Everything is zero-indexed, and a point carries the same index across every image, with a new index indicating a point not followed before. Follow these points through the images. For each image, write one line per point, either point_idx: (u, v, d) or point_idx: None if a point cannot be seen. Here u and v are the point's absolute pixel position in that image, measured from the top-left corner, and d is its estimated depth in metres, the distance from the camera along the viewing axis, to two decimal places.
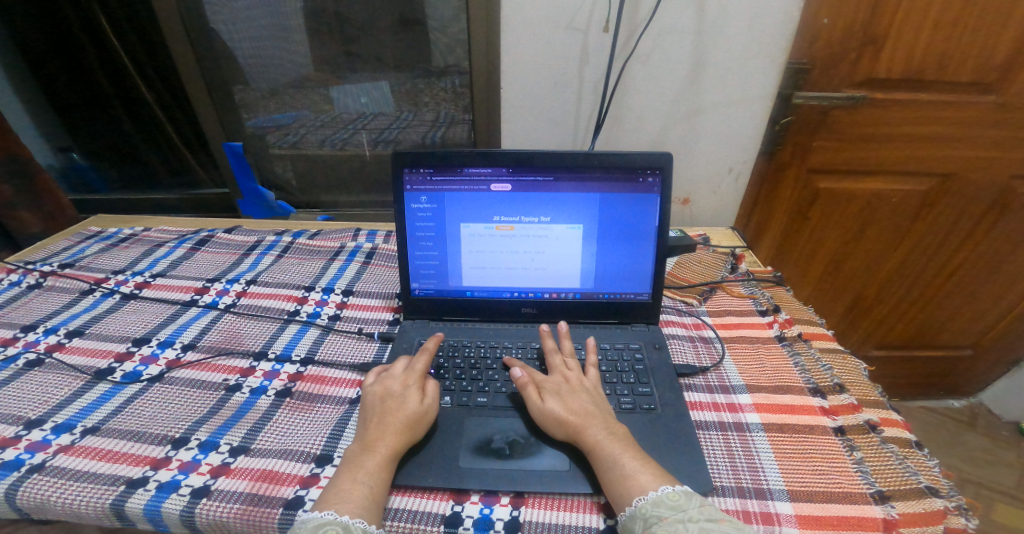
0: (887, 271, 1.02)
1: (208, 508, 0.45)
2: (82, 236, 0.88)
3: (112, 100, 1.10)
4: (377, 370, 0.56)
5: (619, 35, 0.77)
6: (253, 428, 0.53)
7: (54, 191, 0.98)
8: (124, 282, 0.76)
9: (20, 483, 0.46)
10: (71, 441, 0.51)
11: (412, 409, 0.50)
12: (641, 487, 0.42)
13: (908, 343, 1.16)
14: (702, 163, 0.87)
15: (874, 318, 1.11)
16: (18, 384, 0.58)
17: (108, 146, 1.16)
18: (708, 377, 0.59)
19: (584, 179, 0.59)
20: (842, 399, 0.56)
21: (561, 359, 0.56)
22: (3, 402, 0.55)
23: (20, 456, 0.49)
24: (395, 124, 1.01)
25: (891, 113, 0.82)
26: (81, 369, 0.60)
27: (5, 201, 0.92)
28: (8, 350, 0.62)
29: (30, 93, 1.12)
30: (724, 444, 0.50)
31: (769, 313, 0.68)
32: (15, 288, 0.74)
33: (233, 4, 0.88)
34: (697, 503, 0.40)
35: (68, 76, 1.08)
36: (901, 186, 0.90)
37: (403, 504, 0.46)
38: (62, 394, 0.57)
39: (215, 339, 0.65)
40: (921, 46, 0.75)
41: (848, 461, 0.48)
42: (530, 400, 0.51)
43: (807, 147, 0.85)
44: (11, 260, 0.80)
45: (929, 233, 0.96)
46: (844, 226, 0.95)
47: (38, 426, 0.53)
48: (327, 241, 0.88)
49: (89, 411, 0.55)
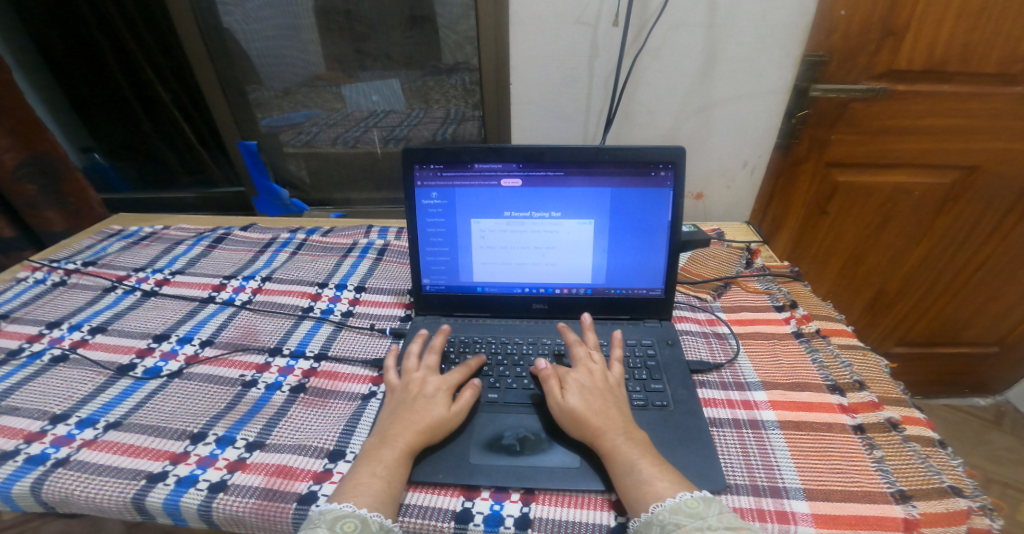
0: (909, 266, 0.99)
1: (225, 502, 0.46)
2: (104, 235, 0.89)
3: (131, 99, 1.13)
4: (394, 354, 0.58)
5: (629, 29, 0.77)
6: (268, 423, 0.54)
7: (83, 191, 1.00)
8: (145, 279, 0.77)
9: (45, 477, 0.47)
10: (94, 436, 0.52)
11: (439, 415, 0.49)
12: (657, 494, 0.42)
13: (931, 339, 1.14)
14: (716, 158, 0.87)
15: (895, 313, 1.08)
16: (44, 380, 0.59)
17: (127, 146, 1.19)
18: (722, 374, 0.58)
19: (595, 175, 0.58)
20: (862, 397, 0.54)
21: (586, 351, 0.56)
22: (29, 398, 0.56)
23: (46, 450, 0.50)
24: (406, 121, 1.02)
25: (914, 105, 0.79)
26: (103, 365, 0.61)
27: (31, 201, 0.94)
28: (33, 346, 0.64)
29: (54, 95, 1.16)
30: (739, 441, 0.50)
31: (786, 309, 0.67)
32: (40, 285, 0.75)
33: (246, 3, 0.89)
34: (716, 511, 0.40)
35: (92, 78, 1.12)
36: (925, 179, 0.87)
37: (417, 500, 0.47)
38: (86, 389, 0.58)
39: (232, 335, 0.66)
40: (944, 38, 0.73)
41: (868, 460, 0.48)
42: (551, 395, 0.50)
43: (824, 140, 0.83)
44: (37, 258, 0.82)
45: (953, 226, 0.93)
46: (864, 220, 0.93)
47: (63, 421, 0.54)
48: (340, 237, 0.88)
49: (112, 406, 0.56)
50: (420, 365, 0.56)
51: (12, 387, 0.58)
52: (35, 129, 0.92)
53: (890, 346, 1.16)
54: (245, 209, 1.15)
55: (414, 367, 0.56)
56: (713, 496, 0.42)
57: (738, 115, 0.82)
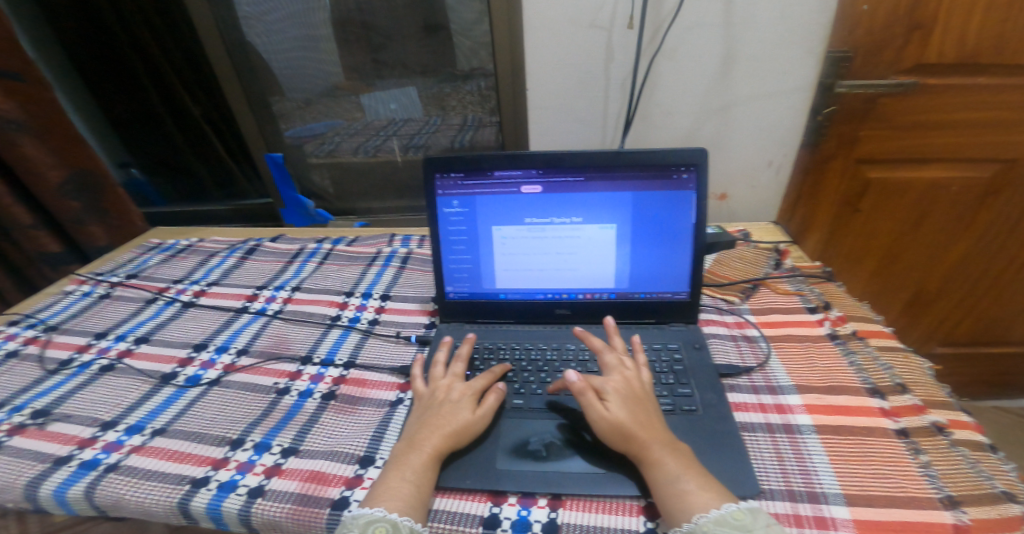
0: (950, 265, 0.95)
1: (264, 507, 0.46)
2: (144, 248, 0.92)
3: (163, 114, 1.17)
4: (422, 362, 0.59)
5: (644, 32, 0.77)
6: (301, 430, 0.55)
7: (125, 206, 1.03)
8: (183, 291, 0.79)
9: (98, 482, 0.49)
10: (142, 442, 0.53)
11: (464, 418, 0.50)
12: (701, 505, 0.41)
13: (974, 339, 1.09)
14: (739, 158, 0.86)
15: (936, 314, 1.04)
16: (93, 388, 0.61)
17: (161, 161, 1.23)
18: (753, 377, 0.57)
19: (616, 179, 0.58)
20: (905, 400, 0.53)
21: (615, 357, 0.54)
22: (81, 405, 0.58)
23: (98, 456, 0.52)
24: (424, 128, 1.03)
25: (945, 98, 0.77)
26: (149, 374, 0.63)
27: (75, 216, 0.97)
28: (82, 356, 0.66)
29: (91, 112, 1.19)
30: (772, 446, 0.49)
31: (819, 310, 0.66)
32: (87, 298, 0.78)
33: (266, 17, 0.91)
34: (763, 523, 0.40)
35: (124, 95, 1.15)
36: (961, 173, 0.85)
37: (444, 505, 0.46)
38: (133, 397, 0.60)
39: (266, 344, 0.67)
40: (974, 28, 0.71)
41: (913, 465, 0.46)
42: (591, 408, 0.48)
43: (852, 137, 0.81)
44: (84, 271, 0.85)
45: (994, 221, 0.90)
46: (900, 219, 0.90)
47: (113, 428, 0.55)
48: (364, 246, 0.89)
49: (157, 413, 0.57)
50: (446, 373, 0.56)
51: (63, 395, 0.60)
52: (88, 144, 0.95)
53: (932, 349, 1.12)
54: (274, 219, 1.19)
55: (441, 375, 0.56)
56: (758, 507, 0.41)
57: (760, 114, 0.81)
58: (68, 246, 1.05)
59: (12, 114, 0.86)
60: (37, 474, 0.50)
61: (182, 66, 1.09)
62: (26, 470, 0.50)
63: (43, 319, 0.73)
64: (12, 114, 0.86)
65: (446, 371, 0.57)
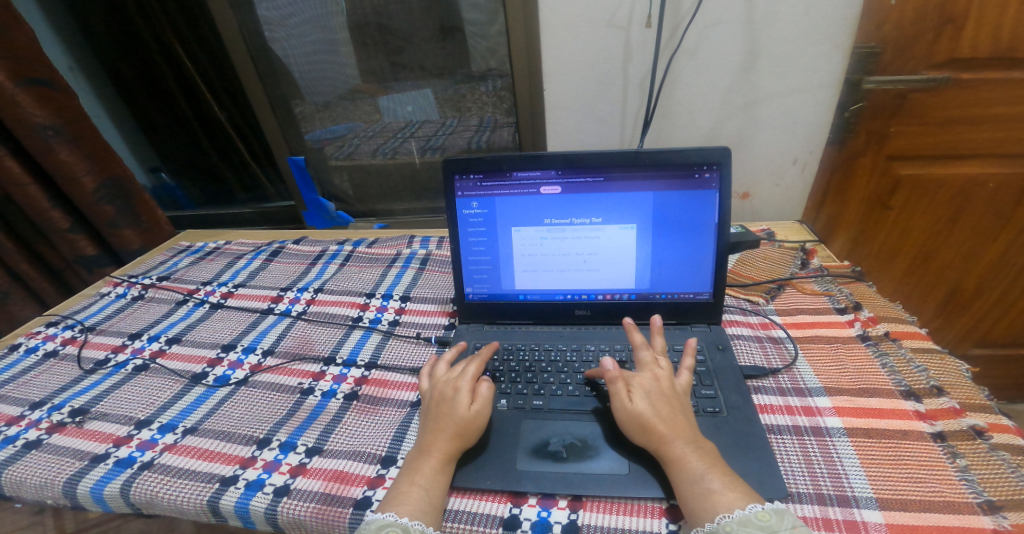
0: (987, 263, 0.92)
1: (289, 506, 0.47)
2: (174, 251, 0.94)
3: (191, 120, 1.20)
4: (433, 360, 0.58)
5: (663, 29, 0.76)
6: (324, 430, 0.55)
7: (152, 210, 1.05)
8: (211, 293, 0.80)
9: (133, 480, 0.50)
10: (174, 440, 0.55)
11: (461, 415, 0.49)
12: (726, 504, 0.40)
13: (1013, 339, 1.06)
14: (764, 157, 0.85)
15: (972, 313, 1.01)
16: (129, 388, 0.62)
17: (188, 164, 1.26)
18: (779, 379, 0.56)
19: (637, 178, 0.58)
20: (941, 403, 0.52)
21: (652, 355, 0.53)
22: (116, 404, 0.60)
23: (133, 454, 0.53)
24: (441, 130, 1.04)
25: (979, 93, 0.74)
26: (180, 374, 0.64)
27: (109, 220, 1.00)
28: (118, 357, 0.68)
29: (122, 117, 1.22)
30: (800, 448, 0.48)
31: (849, 311, 0.65)
32: (121, 299, 0.80)
33: (287, 21, 0.92)
34: (789, 525, 0.38)
35: (154, 100, 1.18)
36: (1000, 170, 0.81)
37: (461, 505, 0.47)
38: (165, 396, 0.61)
39: (290, 345, 0.68)
40: (1009, 23, 0.69)
41: (950, 469, 0.45)
42: (616, 397, 0.49)
43: (883, 133, 0.78)
44: (118, 274, 0.87)
45: None
46: (934, 217, 0.86)
47: (147, 426, 0.57)
48: (384, 248, 0.90)
49: (188, 412, 0.58)
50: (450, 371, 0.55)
51: (100, 394, 0.62)
52: (111, 151, 0.98)
53: (967, 350, 1.09)
54: (297, 222, 1.20)
55: (441, 374, 0.55)
56: (784, 508, 0.40)
57: (785, 112, 0.80)
58: (103, 250, 1.08)
59: (46, 120, 0.88)
60: (76, 471, 0.51)
61: (207, 70, 1.11)
62: (65, 467, 0.52)
63: (81, 320, 0.75)
64: (46, 121, 0.88)
65: (451, 369, 0.55)
